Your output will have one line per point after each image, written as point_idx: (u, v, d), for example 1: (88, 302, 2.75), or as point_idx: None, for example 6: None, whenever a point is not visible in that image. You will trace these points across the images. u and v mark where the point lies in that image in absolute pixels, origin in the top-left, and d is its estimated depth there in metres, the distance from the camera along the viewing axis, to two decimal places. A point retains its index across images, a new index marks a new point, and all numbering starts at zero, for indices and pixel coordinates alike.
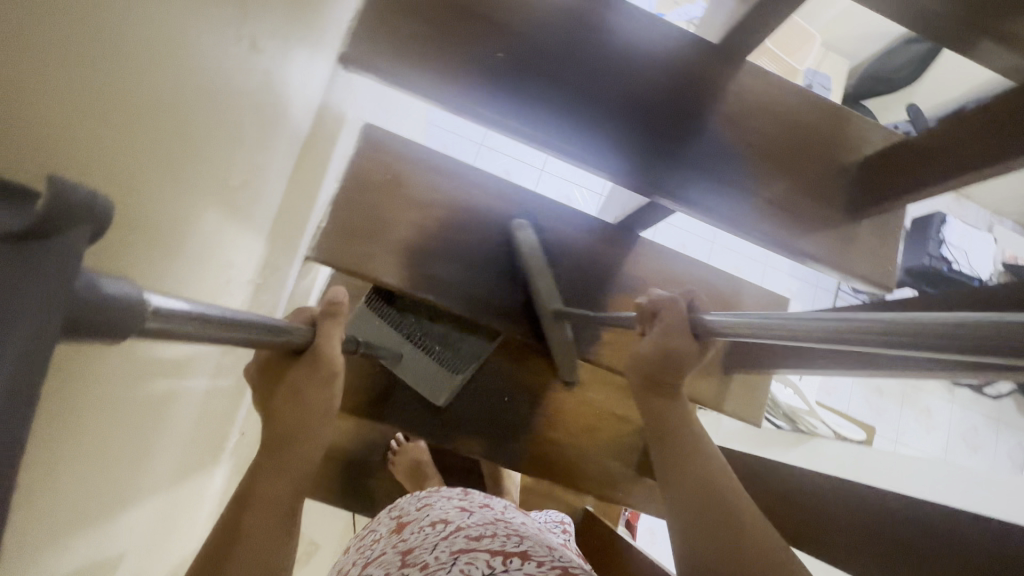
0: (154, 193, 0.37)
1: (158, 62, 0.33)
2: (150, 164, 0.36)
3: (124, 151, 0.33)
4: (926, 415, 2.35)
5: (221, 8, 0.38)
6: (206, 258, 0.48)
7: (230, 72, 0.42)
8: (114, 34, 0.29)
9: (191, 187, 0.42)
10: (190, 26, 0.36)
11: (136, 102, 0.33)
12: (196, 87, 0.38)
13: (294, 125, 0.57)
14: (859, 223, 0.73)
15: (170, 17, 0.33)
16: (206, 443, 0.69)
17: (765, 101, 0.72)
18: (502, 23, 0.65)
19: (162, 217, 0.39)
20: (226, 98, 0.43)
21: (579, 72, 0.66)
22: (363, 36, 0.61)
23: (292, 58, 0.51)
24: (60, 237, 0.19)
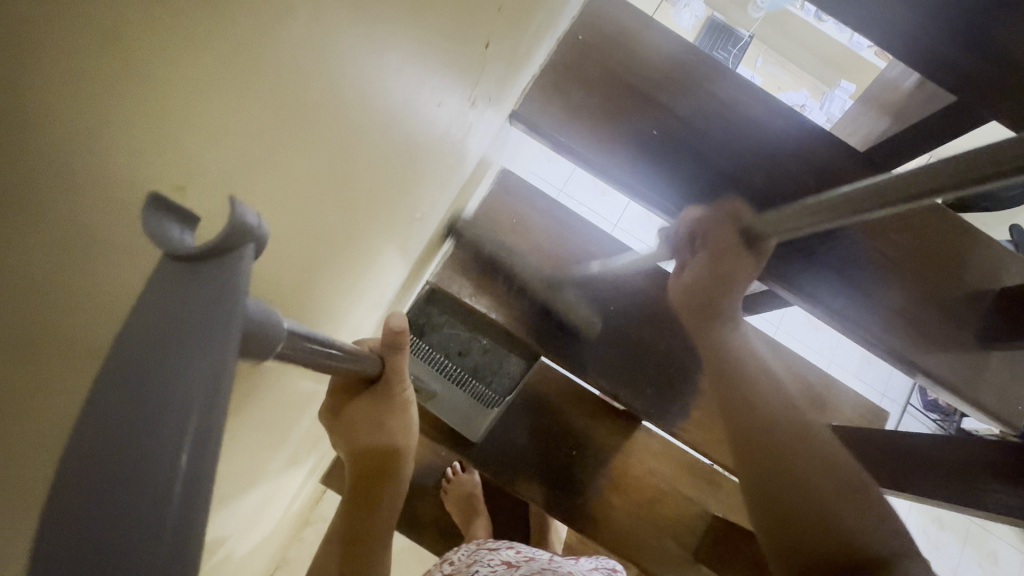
0: (368, 220, 0.44)
1: (407, 116, 0.39)
2: (374, 197, 0.42)
3: (366, 184, 0.39)
4: (990, 562, 2.12)
5: (463, 77, 0.44)
6: (372, 286, 0.54)
7: (445, 127, 0.48)
8: (392, 95, 0.35)
9: (391, 218, 0.49)
10: (439, 90, 0.42)
11: (386, 147, 0.39)
12: (423, 136, 0.44)
13: (465, 168, 0.63)
14: (990, 354, 0.71)
15: (428, 84, 0.39)
16: (306, 438, 0.72)
17: (905, 215, 0.72)
18: (664, 104, 0.70)
19: (365, 240, 0.45)
20: (438, 146, 0.49)
21: (728, 159, 0.69)
22: (538, 98, 0.68)
23: (487, 115, 0.57)
24: (225, 258, 0.18)
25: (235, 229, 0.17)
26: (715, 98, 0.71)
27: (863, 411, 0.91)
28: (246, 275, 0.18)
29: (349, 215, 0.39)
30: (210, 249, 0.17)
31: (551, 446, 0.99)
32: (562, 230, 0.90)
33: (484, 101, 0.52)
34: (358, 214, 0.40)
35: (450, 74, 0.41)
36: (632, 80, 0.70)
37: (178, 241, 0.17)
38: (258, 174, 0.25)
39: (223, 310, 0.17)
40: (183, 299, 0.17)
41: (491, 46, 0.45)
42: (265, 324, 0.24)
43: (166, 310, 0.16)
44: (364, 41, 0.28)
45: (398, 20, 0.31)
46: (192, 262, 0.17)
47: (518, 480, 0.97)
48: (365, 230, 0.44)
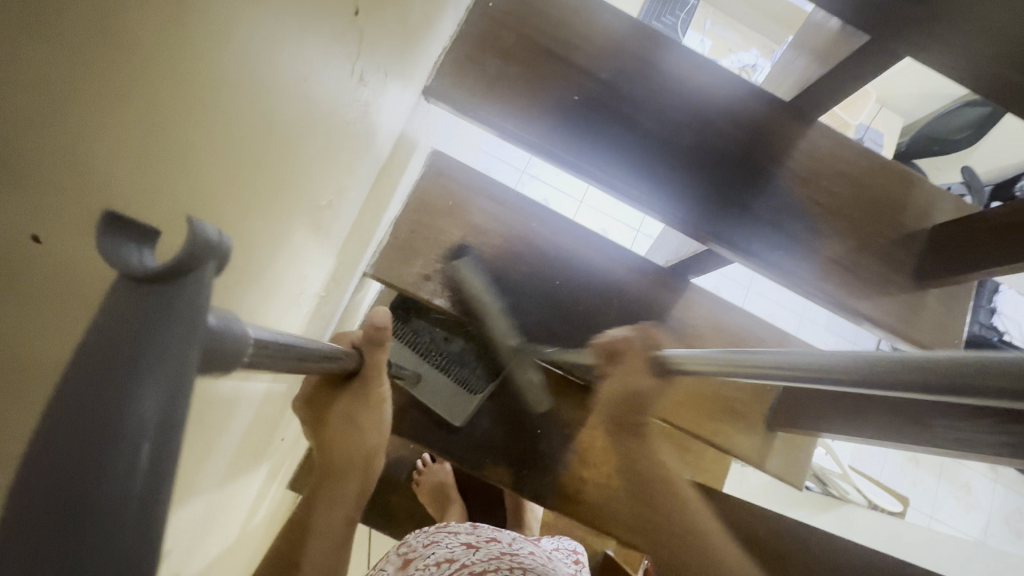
0: (263, 212, 0.40)
1: (287, 88, 0.36)
2: (266, 183, 0.39)
3: (252, 169, 0.36)
4: (964, 492, 2.21)
5: (344, 43, 0.41)
6: (284, 284, 0.52)
7: (337, 103, 0.45)
8: (261, 64, 0.32)
9: (291, 207, 0.46)
10: (319, 57, 0.39)
11: (267, 125, 0.36)
12: (310, 112, 0.41)
13: (378, 150, 0.60)
14: (926, 291, 0.71)
15: (302, 51, 0.36)
16: (253, 443, 0.71)
17: (834, 161, 0.72)
18: (582, 67, 0.68)
19: (264, 233, 0.42)
20: (332, 125, 0.46)
21: (656, 122, 0.68)
22: (451, 71, 0.65)
23: (387, 89, 0.53)
24: (188, 276, 0.19)
25: (199, 245, 0.19)
26: (634, 59, 0.69)
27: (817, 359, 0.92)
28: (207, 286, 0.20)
29: (240, 210, 0.36)
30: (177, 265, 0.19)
31: (518, 427, 0.98)
32: (502, 209, 0.88)
33: (376, 73, 0.49)
34: (248, 209, 0.37)
35: (327, 40, 0.38)
36: (548, 44, 0.68)
37: (136, 261, 0.19)
38: (124, 178, 0.22)
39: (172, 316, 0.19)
40: (141, 314, 0.18)
41: (362, 15, 0.42)
42: (229, 332, 0.26)
43: (125, 327, 0.18)
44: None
45: None
46: (152, 281, 0.19)
47: (487, 465, 0.97)
48: (263, 224, 0.41)
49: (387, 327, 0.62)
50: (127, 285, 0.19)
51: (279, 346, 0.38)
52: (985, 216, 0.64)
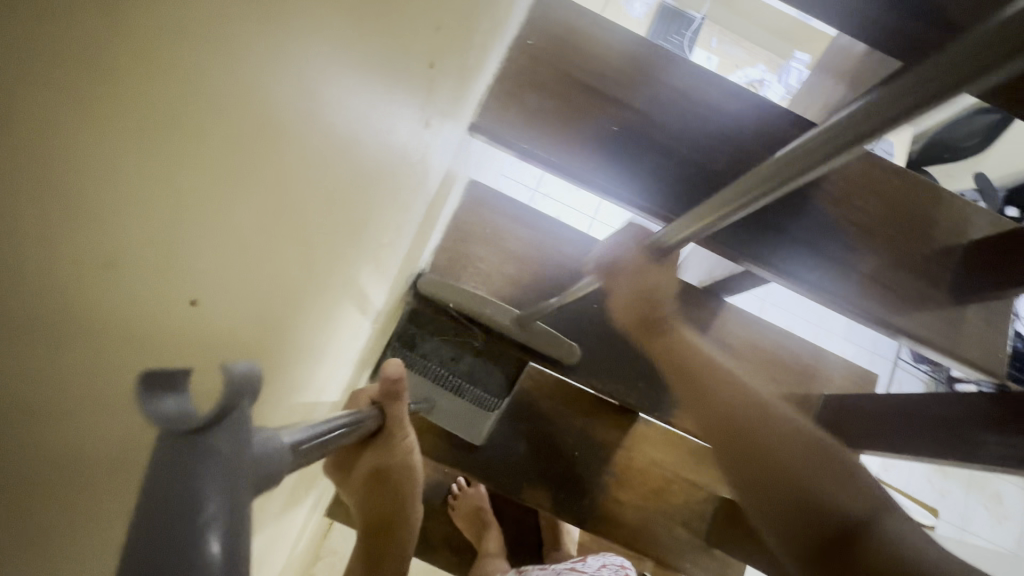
0: (332, 256, 0.43)
1: (364, 145, 0.40)
2: (338, 229, 0.42)
3: (328, 219, 0.39)
4: (994, 502, 2.16)
5: (415, 96, 0.44)
6: (347, 320, 0.54)
7: (402, 149, 0.48)
8: (345, 131, 0.35)
9: (357, 248, 0.48)
10: (395, 112, 0.42)
11: (344, 180, 0.39)
12: (381, 161, 0.44)
13: (429, 187, 0.62)
14: (964, 307, 0.72)
15: (380, 111, 0.39)
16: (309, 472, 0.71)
17: (868, 182, 0.73)
18: (619, 99, 0.70)
19: (332, 275, 0.45)
20: (397, 170, 0.49)
21: (691, 149, 0.70)
22: (493, 107, 0.68)
23: (443, 129, 0.56)
24: (209, 430, 0.22)
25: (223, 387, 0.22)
26: (669, 88, 0.71)
27: (852, 376, 0.92)
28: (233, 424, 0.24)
29: (310, 259, 0.39)
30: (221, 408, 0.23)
31: (555, 450, 0.99)
32: (537, 235, 0.89)
33: (439, 118, 0.51)
34: (320, 253, 0.40)
35: (403, 96, 0.42)
36: (585, 78, 0.70)
37: (178, 415, 0.21)
38: (205, 247, 0.25)
39: (206, 459, 0.22)
40: (179, 476, 0.21)
41: (434, 67, 0.44)
42: (272, 456, 0.29)
43: None
44: (306, 89, 0.29)
45: (336, 64, 0.31)
46: (190, 429, 0.22)
47: (525, 488, 0.97)
48: (325, 272, 0.43)
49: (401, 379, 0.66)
50: (172, 440, 0.21)
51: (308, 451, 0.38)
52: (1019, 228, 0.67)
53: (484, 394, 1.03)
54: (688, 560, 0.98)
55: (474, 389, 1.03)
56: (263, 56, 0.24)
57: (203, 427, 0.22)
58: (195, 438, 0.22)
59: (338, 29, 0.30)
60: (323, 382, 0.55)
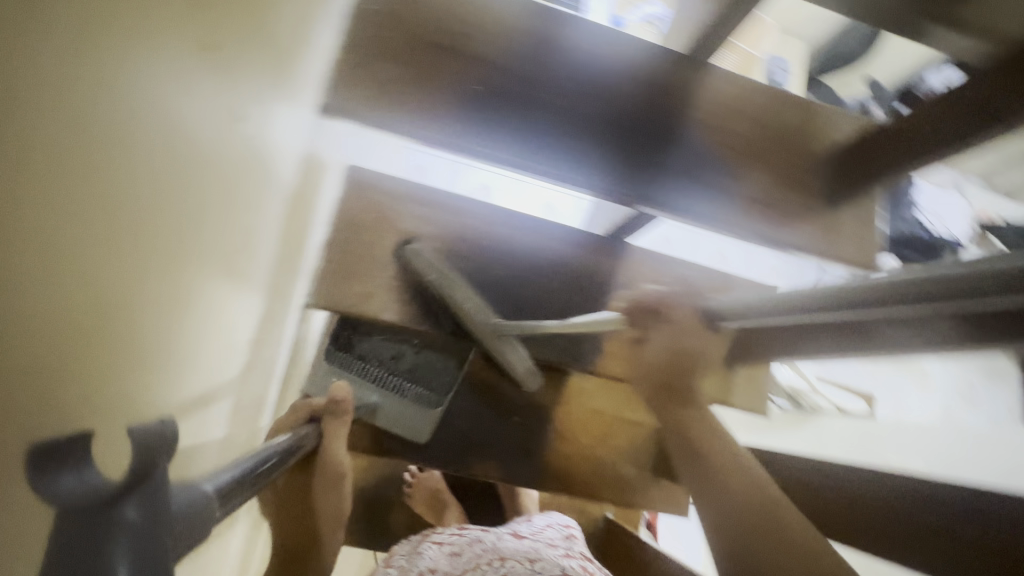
0: (192, 257, 0.42)
1: (201, 131, 0.39)
2: (194, 227, 0.41)
3: (178, 219, 0.38)
4: None
5: (224, 82, 0.40)
6: (210, 341, 0.50)
7: (227, 144, 0.44)
8: (175, 120, 0.35)
9: (203, 260, 0.44)
10: (225, 92, 0.41)
11: (189, 172, 0.38)
12: (218, 153, 0.42)
13: (281, 181, 0.57)
14: (839, 210, 0.75)
15: (208, 94, 0.39)
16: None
17: (736, 104, 0.74)
18: (476, 56, 0.67)
19: (185, 290, 0.42)
20: (225, 167, 0.44)
21: (558, 98, 0.68)
22: (341, 84, 0.63)
23: (272, 116, 0.51)
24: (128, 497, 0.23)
25: (143, 448, 0.24)
26: (525, 37, 0.68)
27: (759, 293, 0.96)
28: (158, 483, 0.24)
29: (168, 261, 0.38)
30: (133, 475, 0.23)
31: (495, 420, 0.99)
32: (430, 211, 0.86)
33: (254, 103, 0.45)
34: (171, 262, 0.38)
35: (226, 76, 0.40)
36: (436, 39, 0.66)
37: (91, 486, 0.22)
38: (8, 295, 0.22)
39: (117, 523, 0.22)
40: (89, 547, 0.21)
41: (223, 48, 0.39)
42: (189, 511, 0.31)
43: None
44: (120, 79, 0.29)
45: (146, 46, 0.31)
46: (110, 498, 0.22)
47: (469, 463, 0.97)
48: (174, 296, 0.40)
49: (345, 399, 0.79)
50: (80, 512, 0.22)
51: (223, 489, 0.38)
52: (887, 124, 0.68)
53: (428, 393, 0.94)
54: (639, 494, 1.02)
55: (417, 387, 0.94)
56: (57, 48, 0.24)
57: (119, 491, 0.22)
58: (109, 506, 0.22)
59: (139, 12, 0.30)
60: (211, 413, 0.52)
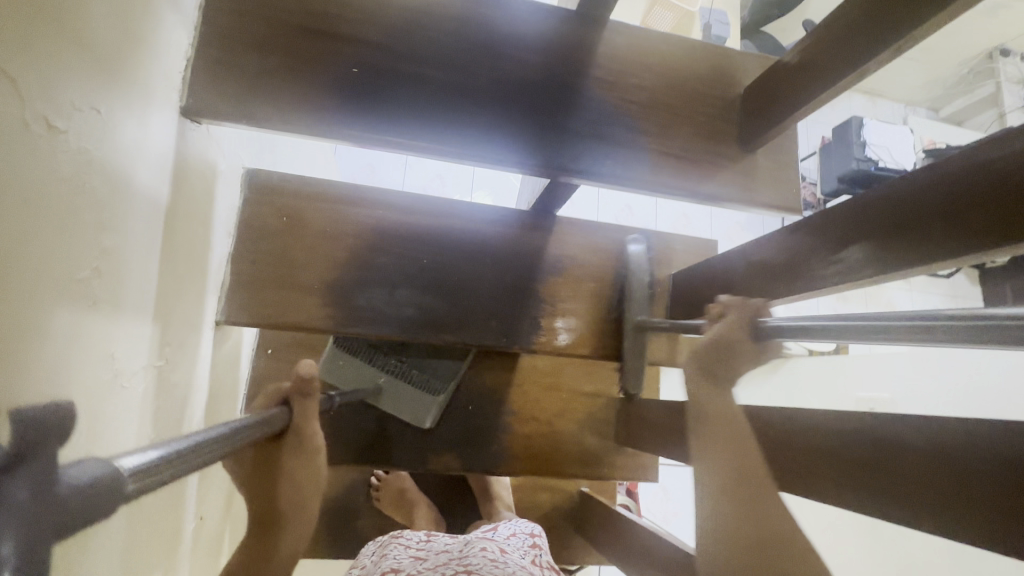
0: (39, 275, 0.39)
1: (16, 142, 0.35)
2: (35, 244, 0.38)
3: (8, 235, 0.35)
4: (889, 310, 2.40)
5: (38, 85, 0.37)
6: (87, 374, 0.45)
7: (54, 160, 0.40)
8: None
9: (48, 286, 0.40)
10: (43, 97, 0.38)
11: (8, 187, 0.35)
12: (45, 164, 0.39)
13: (148, 193, 0.53)
14: (754, 153, 0.74)
15: (18, 100, 0.35)
16: (169, 533, 0.65)
17: (636, 56, 0.71)
18: (351, 36, 0.63)
19: (41, 316, 0.39)
20: (55, 183, 0.40)
21: (444, 72, 0.65)
22: (205, 83, 0.58)
23: (114, 124, 0.46)
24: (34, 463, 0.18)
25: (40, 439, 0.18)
26: (402, 12, 0.64)
27: (696, 248, 0.94)
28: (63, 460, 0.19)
29: (4, 281, 0.35)
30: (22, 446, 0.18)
31: (449, 412, 0.97)
32: (344, 207, 0.82)
33: (73, 112, 0.41)
34: (5, 285, 0.35)
35: (42, 81, 0.37)
36: (304, 23, 0.62)
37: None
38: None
39: (3, 505, 0.17)
40: None
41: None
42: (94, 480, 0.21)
43: None
44: None
45: None
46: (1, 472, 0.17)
47: (428, 459, 0.95)
48: (9, 333, 0.35)
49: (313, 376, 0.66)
50: None
51: (159, 472, 0.28)
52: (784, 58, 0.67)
53: (433, 381, 0.92)
54: (606, 465, 1.01)
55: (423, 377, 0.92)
56: None
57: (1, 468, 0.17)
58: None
59: None
60: (104, 452, 0.49)
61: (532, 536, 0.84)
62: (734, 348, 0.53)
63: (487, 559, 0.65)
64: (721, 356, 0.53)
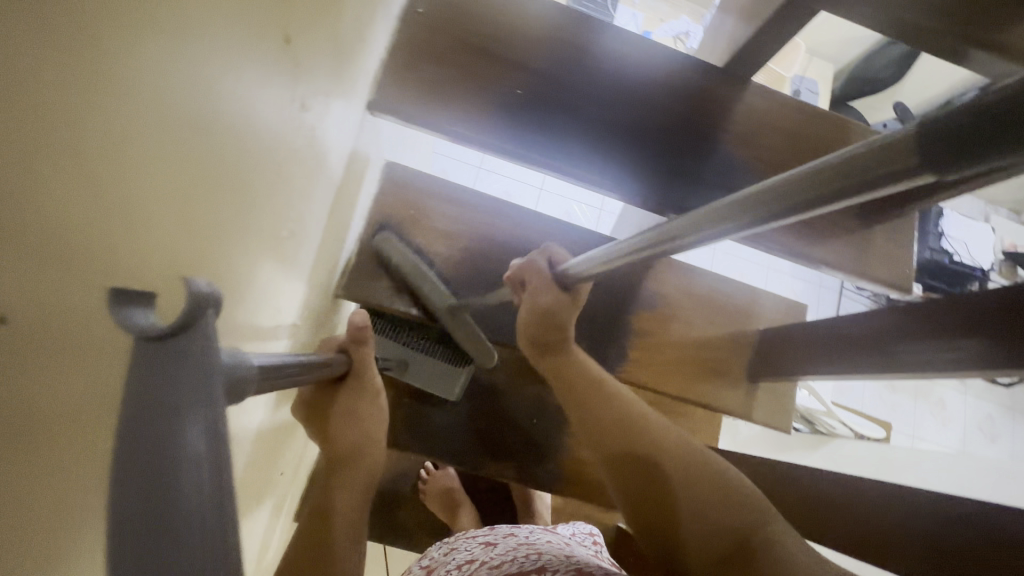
0: (256, 230, 0.44)
1: (276, 119, 0.42)
2: (260, 204, 0.44)
3: (247, 195, 0.41)
4: (940, 408, 2.31)
5: (303, 74, 0.44)
6: (262, 320, 0.51)
7: (289, 136, 0.45)
8: (260, 107, 0.38)
9: (260, 240, 0.46)
10: (303, 85, 0.45)
11: (262, 154, 0.41)
12: (287, 139, 0.45)
13: (331, 171, 0.59)
14: (872, 229, 0.76)
15: (289, 86, 0.42)
16: (263, 482, 0.70)
17: (772, 119, 0.75)
18: (520, 61, 0.69)
19: (248, 266, 0.44)
20: (287, 155, 0.46)
21: (595, 105, 0.70)
22: (389, 83, 0.65)
23: (331, 110, 0.53)
24: (189, 331, 0.21)
25: (198, 298, 0.21)
26: (569, 47, 0.70)
27: (784, 309, 0.95)
28: (214, 330, 0.22)
29: (237, 232, 0.40)
30: (188, 320, 0.20)
31: (513, 421, 0.99)
32: (463, 211, 0.88)
33: (315, 98, 0.48)
34: (239, 235, 0.41)
35: (308, 72, 0.44)
36: (482, 44, 0.68)
37: (143, 322, 0.20)
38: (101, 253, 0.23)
39: (194, 362, 0.20)
40: (165, 378, 0.20)
41: (293, 43, 0.40)
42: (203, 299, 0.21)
43: (154, 384, 0.20)
44: (222, 67, 0.32)
45: (250, 40, 0.34)
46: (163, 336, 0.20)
47: (486, 464, 0.98)
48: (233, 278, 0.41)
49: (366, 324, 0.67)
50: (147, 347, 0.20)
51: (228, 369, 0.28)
52: None
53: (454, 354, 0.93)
54: None
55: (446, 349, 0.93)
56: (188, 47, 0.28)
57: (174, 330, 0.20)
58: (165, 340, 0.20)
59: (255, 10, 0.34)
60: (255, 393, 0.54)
61: (592, 534, 0.84)
62: (553, 315, 0.69)
63: (552, 548, 0.68)
64: (550, 320, 0.68)
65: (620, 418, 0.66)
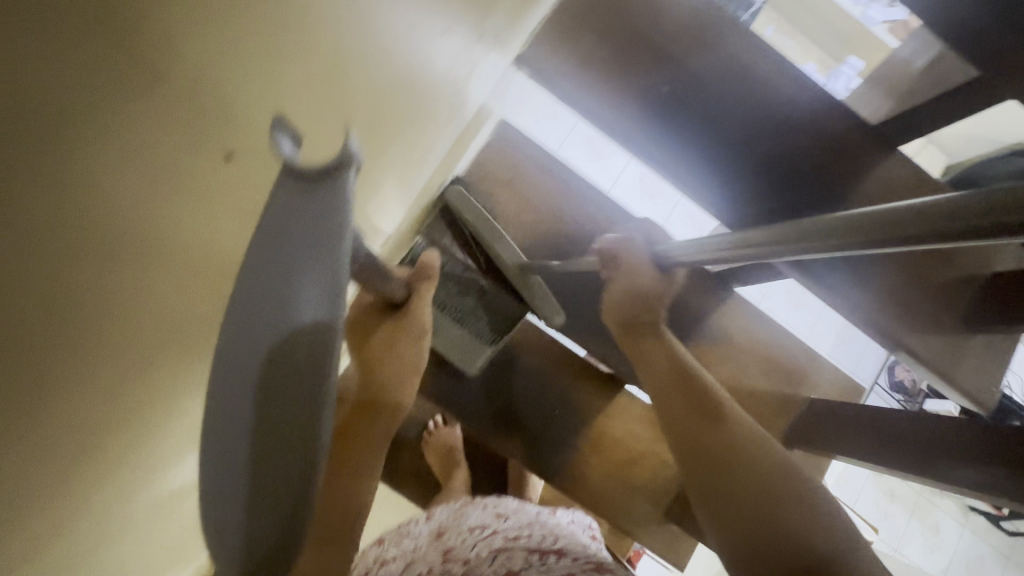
0: (398, 141, 0.53)
1: (438, 55, 0.50)
2: (405, 119, 0.52)
3: (399, 107, 0.48)
4: (934, 532, 2.22)
5: (469, 18, 0.51)
6: (383, 215, 0.59)
7: (444, 69, 0.54)
8: (429, 40, 0.47)
9: (398, 149, 0.54)
10: (466, 29, 0.53)
11: (418, 75, 0.49)
12: (441, 68, 0.53)
13: (459, 110, 0.67)
14: (971, 336, 0.72)
15: (456, 24, 0.50)
16: None
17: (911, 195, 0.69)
18: (676, 57, 0.66)
19: (384, 167, 0.52)
20: (437, 83, 0.55)
21: (741, 127, 0.67)
22: (541, 42, 0.65)
23: (478, 53, 0.59)
24: (336, 180, 0.25)
25: (343, 157, 0.25)
26: (730, 55, 0.66)
27: (841, 385, 0.92)
28: (350, 188, 0.25)
29: (387, 133, 0.48)
30: (331, 168, 0.25)
31: (533, 404, 0.99)
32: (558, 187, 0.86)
33: (472, 42, 0.56)
34: (386, 135, 0.48)
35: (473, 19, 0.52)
36: (643, 29, 0.66)
37: (291, 157, 0.25)
38: (268, 96, 0.31)
39: (336, 194, 0.24)
40: (304, 212, 0.24)
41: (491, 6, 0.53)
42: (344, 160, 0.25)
43: (290, 219, 0.24)
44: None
45: None
46: (312, 177, 0.24)
47: (496, 437, 0.98)
48: (375, 170, 0.49)
49: (432, 267, 0.64)
50: (289, 180, 0.25)
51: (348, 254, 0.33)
52: None
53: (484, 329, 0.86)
54: (644, 530, 1.00)
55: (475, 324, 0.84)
56: None
57: (329, 171, 0.25)
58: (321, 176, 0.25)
59: None
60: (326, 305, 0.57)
61: (587, 527, 0.85)
62: (640, 297, 0.64)
63: (562, 534, 0.67)
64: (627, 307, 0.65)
65: (732, 459, 0.58)
